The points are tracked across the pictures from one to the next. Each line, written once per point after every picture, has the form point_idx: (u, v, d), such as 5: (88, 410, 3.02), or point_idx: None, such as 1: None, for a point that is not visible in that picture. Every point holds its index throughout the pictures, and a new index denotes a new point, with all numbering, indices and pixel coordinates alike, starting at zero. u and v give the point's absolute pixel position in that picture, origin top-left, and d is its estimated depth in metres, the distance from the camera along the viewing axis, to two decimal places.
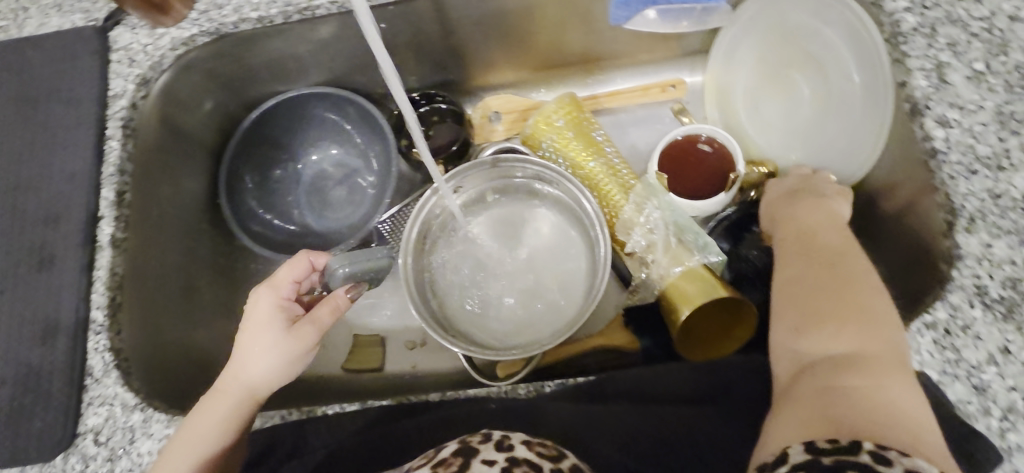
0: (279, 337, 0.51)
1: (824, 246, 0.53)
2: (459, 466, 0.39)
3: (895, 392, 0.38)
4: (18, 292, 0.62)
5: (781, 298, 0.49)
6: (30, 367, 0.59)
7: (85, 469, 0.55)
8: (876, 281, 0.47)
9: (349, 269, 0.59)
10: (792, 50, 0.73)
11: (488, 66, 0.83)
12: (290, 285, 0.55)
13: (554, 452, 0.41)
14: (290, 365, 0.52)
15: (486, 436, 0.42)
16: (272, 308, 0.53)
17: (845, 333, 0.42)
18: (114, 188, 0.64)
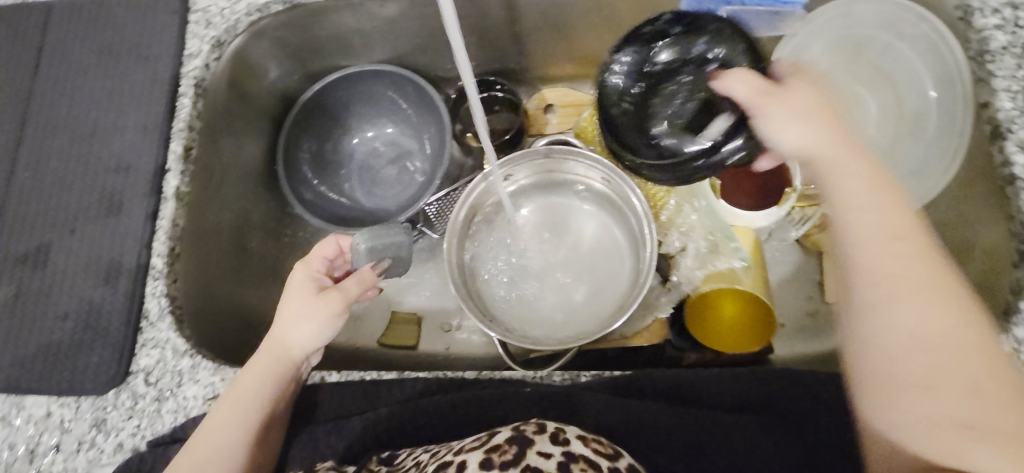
0: (310, 303, 0.53)
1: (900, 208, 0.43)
2: (514, 455, 0.40)
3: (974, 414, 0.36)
4: (86, 233, 0.65)
5: (881, 283, 0.41)
6: (90, 305, 0.62)
7: (134, 406, 0.58)
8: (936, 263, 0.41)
9: (369, 245, 0.61)
10: (858, 66, 0.69)
11: (550, 58, 0.83)
12: (322, 260, 0.58)
13: (609, 451, 0.42)
14: (324, 328, 0.53)
15: (540, 426, 0.43)
16: (304, 278, 0.56)
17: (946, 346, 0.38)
18: (182, 142, 0.67)
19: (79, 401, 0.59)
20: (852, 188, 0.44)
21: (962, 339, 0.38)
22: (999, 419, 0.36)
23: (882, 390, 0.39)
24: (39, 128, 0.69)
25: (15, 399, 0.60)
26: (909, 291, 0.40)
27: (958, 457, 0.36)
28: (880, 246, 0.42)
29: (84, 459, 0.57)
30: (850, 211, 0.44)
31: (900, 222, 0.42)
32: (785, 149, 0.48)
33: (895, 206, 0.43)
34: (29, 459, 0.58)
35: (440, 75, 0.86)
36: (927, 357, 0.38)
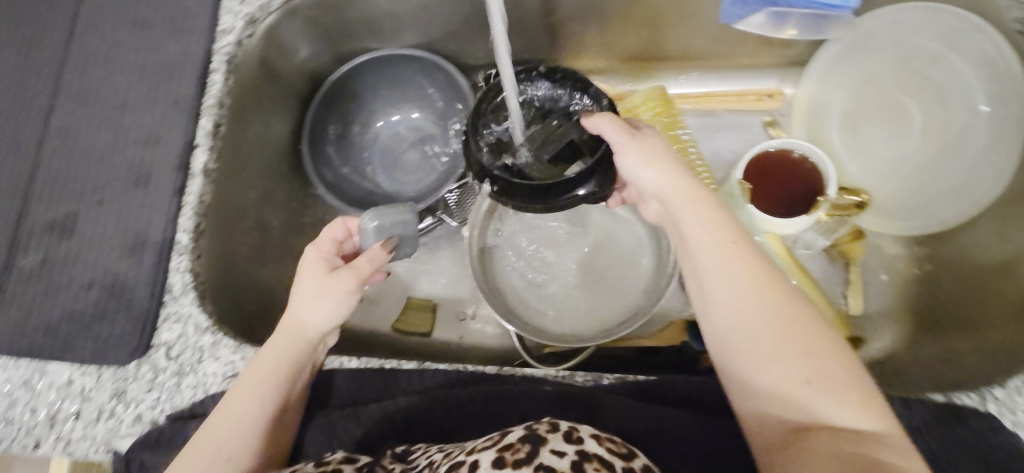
0: (322, 283, 0.53)
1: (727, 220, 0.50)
2: (527, 454, 0.38)
3: (823, 370, 0.43)
4: (113, 205, 0.65)
5: (728, 286, 0.48)
6: (114, 276, 0.62)
7: (154, 379, 0.58)
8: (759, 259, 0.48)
9: (379, 224, 0.60)
10: (906, 76, 0.70)
11: (581, 50, 0.81)
12: (331, 243, 0.57)
13: (623, 450, 0.40)
14: (339, 306, 0.53)
15: (553, 424, 0.40)
16: (316, 259, 0.55)
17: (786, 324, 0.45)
18: (212, 119, 0.66)
19: (101, 370, 0.59)
20: (695, 211, 0.51)
21: (790, 312, 0.45)
22: (830, 371, 0.43)
23: (745, 377, 0.45)
24: (69, 96, 0.69)
25: (38, 364, 0.61)
26: (747, 289, 0.47)
27: (807, 410, 0.43)
28: (721, 250, 0.49)
29: (103, 428, 0.57)
30: (694, 230, 0.51)
31: (731, 230, 0.50)
32: (645, 187, 0.54)
33: (730, 221, 0.51)
34: (50, 424, 0.58)
35: (469, 63, 0.84)
36: (771, 336, 0.45)
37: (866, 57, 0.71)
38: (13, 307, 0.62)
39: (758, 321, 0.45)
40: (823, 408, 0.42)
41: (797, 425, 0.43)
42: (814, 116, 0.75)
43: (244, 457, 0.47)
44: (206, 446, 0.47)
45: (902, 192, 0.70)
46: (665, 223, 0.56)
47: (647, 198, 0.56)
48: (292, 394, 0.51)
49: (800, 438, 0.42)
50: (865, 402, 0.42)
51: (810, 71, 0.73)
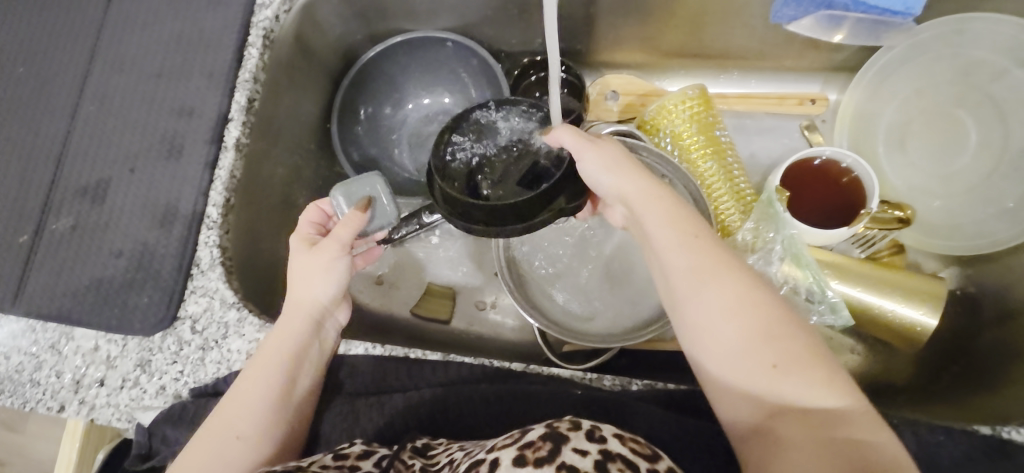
0: (306, 258, 0.54)
1: (688, 219, 0.49)
2: (549, 453, 0.35)
3: (795, 359, 0.41)
4: (144, 174, 0.65)
5: (688, 282, 0.46)
6: (142, 246, 0.62)
7: (179, 352, 0.59)
8: (725, 255, 0.46)
9: (346, 196, 0.58)
10: (964, 91, 0.68)
11: (619, 43, 0.78)
12: (308, 225, 0.58)
13: (648, 452, 0.37)
14: (336, 275, 0.54)
15: (574, 422, 0.37)
16: (299, 244, 0.56)
17: (756, 317, 0.43)
18: (246, 94, 0.66)
19: (126, 339, 0.60)
20: (655, 208, 0.50)
21: (752, 299, 0.44)
22: (795, 354, 0.42)
23: (714, 373, 0.44)
24: (105, 62, 0.69)
25: (65, 329, 0.61)
26: (707, 285, 0.45)
27: (777, 396, 0.41)
28: (682, 245, 0.47)
29: (127, 396, 0.58)
30: (654, 226, 0.49)
31: (689, 223, 0.49)
32: (608, 193, 0.52)
33: (689, 213, 0.50)
34: (75, 389, 0.59)
35: (503, 50, 0.82)
36: (733, 329, 0.43)
37: (919, 68, 0.70)
38: (43, 271, 0.63)
39: (720, 313, 0.44)
40: (790, 393, 0.41)
41: (767, 413, 0.41)
42: (860, 124, 0.74)
43: (257, 436, 0.48)
44: (219, 427, 0.48)
45: (948, 213, 0.68)
46: (631, 224, 0.54)
47: (610, 201, 0.54)
48: (300, 374, 0.52)
49: (774, 426, 0.41)
50: (831, 381, 0.41)
51: (859, 78, 0.72)
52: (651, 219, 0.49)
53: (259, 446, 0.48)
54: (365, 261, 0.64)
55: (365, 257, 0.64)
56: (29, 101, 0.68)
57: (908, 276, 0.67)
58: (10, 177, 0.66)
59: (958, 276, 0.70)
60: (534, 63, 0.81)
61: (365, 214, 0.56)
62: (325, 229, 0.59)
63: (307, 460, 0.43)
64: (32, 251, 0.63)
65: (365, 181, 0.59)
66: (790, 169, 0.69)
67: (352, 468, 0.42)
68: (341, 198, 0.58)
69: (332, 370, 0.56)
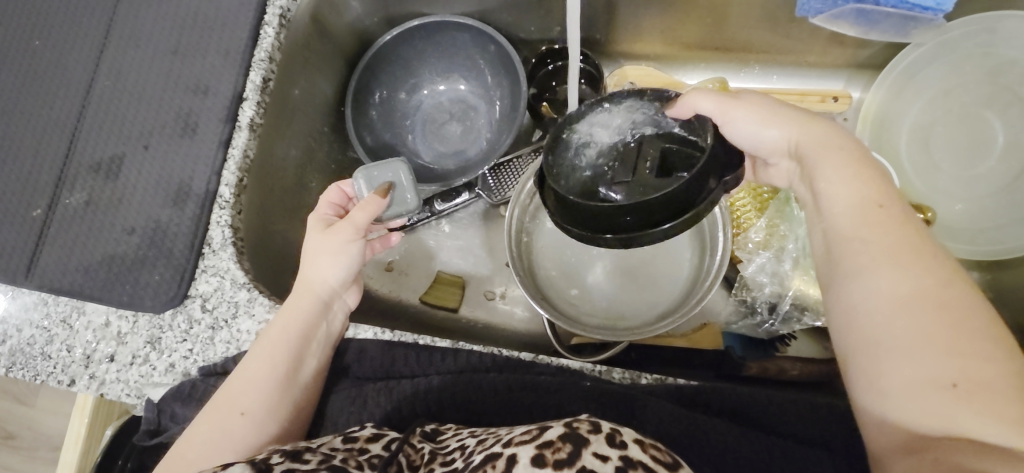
0: (320, 239, 0.54)
1: (881, 194, 0.45)
2: (569, 455, 0.35)
3: (981, 380, 0.36)
4: (159, 151, 0.64)
5: (861, 259, 0.43)
6: (156, 224, 0.62)
7: (189, 330, 0.59)
8: (920, 240, 0.42)
9: (366, 180, 0.59)
10: (991, 90, 0.66)
11: (638, 32, 0.77)
12: (330, 207, 0.57)
13: (669, 460, 0.36)
14: (346, 257, 0.54)
15: (594, 424, 0.37)
16: (317, 224, 0.56)
17: (941, 319, 0.39)
18: (261, 73, 0.65)
19: (137, 316, 0.60)
20: (834, 168, 0.47)
21: (939, 296, 0.40)
22: (984, 374, 0.36)
23: (865, 367, 0.41)
24: (122, 37, 0.68)
25: (76, 304, 0.61)
26: (884, 265, 0.42)
27: (943, 418, 0.37)
28: (857, 216, 0.45)
29: (136, 373, 0.59)
30: (828, 194, 0.46)
31: (875, 195, 0.45)
32: (771, 147, 0.50)
33: (880, 183, 0.46)
34: (85, 364, 0.59)
35: (520, 37, 0.81)
36: (905, 321, 0.39)
37: (946, 67, 0.68)
38: (56, 245, 0.63)
39: (897, 301, 0.40)
40: (969, 417, 0.36)
41: (929, 430, 0.37)
42: (881, 124, 0.72)
43: (261, 411, 0.48)
44: (222, 402, 0.49)
45: (967, 218, 0.67)
46: (799, 183, 0.51)
47: (772, 159, 0.52)
48: (307, 352, 0.52)
49: (932, 448, 0.37)
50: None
51: (884, 77, 0.70)
52: (826, 189, 0.47)
53: (263, 422, 0.48)
54: (381, 246, 0.64)
55: (382, 243, 0.63)
56: (44, 75, 0.68)
57: None
58: (25, 152, 0.66)
59: (976, 281, 0.69)
60: (551, 52, 0.81)
61: (386, 198, 0.57)
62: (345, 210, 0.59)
63: (316, 442, 0.43)
64: (45, 225, 0.63)
65: (387, 166, 0.60)
66: None
67: (362, 450, 0.42)
68: (363, 181, 0.59)
69: (339, 354, 0.56)
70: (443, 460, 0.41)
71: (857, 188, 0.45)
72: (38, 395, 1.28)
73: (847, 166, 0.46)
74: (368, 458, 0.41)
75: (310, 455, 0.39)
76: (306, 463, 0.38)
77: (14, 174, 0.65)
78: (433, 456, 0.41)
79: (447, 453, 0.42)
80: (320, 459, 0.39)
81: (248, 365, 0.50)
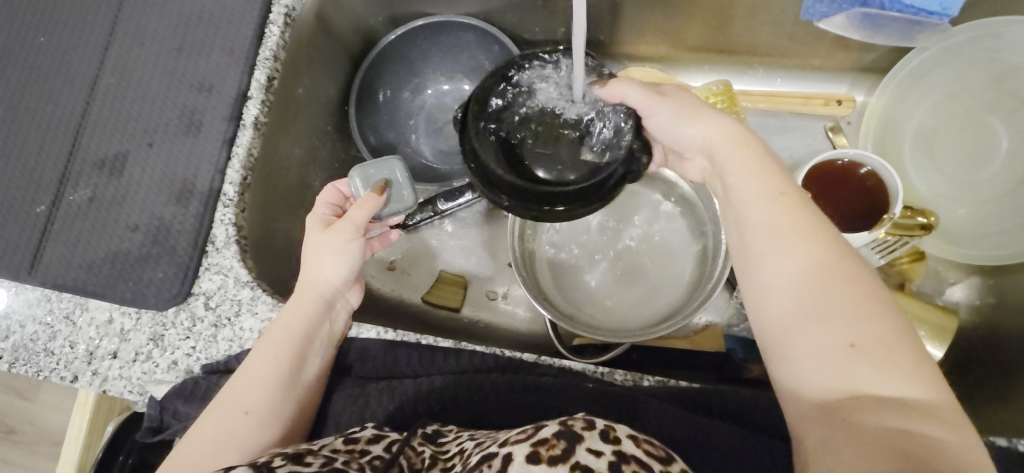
0: (320, 238, 0.54)
1: (780, 178, 0.48)
2: (563, 451, 0.35)
3: (876, 340, 0.40)
4: (162, 149, 0.64)
5: (767, 242, 0.46)
6: (159, 221, 0.62)
7: (192, 328, 0.59)
8: (815, 220, 0.46)
9: (363, 179, 0.58)
10: (996, 96, 0.66)
11: (643, 34, 0.77)
12: (326, 206, 0.57)
13: (662, 454, 0.36)
14: (347, 256, 0.54)
15: (588, 420, 0.37)
16: (314, 222, 0.56)
17: (842, 289, 0.42)
18: (266, 72, 0.65)
19: (140, 312, 0.60)
20: (740, 156, 0.50)
21: (837, 268, 0.43)
22: (876, 332, 0.40)
23: (776, 341, 0.44)
24: (127, 34, 0.68)
25: (79, 300, 0.62)
26: (788, 246, 0.45)
27: (849, 378, 0.40)
28: (765, 200, 0.47)
29: (139, 370, 0.59)
30: (738, 182, 0.49)
31: (778, 183, 0.48)
32: (687, 144, 0.54)
33: (778, 169, 0.49)
34: (88, 360, 0.60)
35: (525, 38, 0.81)
36: (808, 295, 0.43)
37: (950, 71, 0.68)
38: (60, 241, 0.63)
39: (802, 277, 0.43)
40: (868, 374, 0.39)
41: (836, 390, 0.40)
42: (885, 128, 0.72)
43: (263, 409, 0.49)
44: (225, 403, 0.49)
45: (969, 223, 0.68)
46: (710, 178, 0.54)
47: (688, 153, 0.55)
48: (310, 352, 0.52)
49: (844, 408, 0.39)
50: (913, 373, 0.39)
51: (887, 81, 0.71)
52: (734, 177, 0.49)
53: (265, 421, 0.48)
54: (381, 245, 0.65)
55: (382, 240, 0.64)
56: (49, 72, 0.68)
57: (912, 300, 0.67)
58: (29, 148, 0.66)
59: (978, 286, 0.70)
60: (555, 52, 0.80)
61: (383, 196, 0.56)
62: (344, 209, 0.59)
63: (317, 444, 0.43)
64: (49, 221, 0.64)
65: (384, 163, 0.59)
66: (813, 172, 0.69)
67: (363, 452, 0.42)
68: (359, 181, 0.58)
69: (341, 353, 0.56)
70: (444, 466, 0.41)
71: (761, 174, 0.48)
72: (39, 390, 1.28)
73: (750, 154, 0.50)
74: (369, 460, 0.41)
75: (312, 458, 0.39)
76: (308, 465, 0.38)
77: (19, 169, 0.65)
78: (433, 460, 0.41)
79: (447, 458, 0.42)
80: (322, 462, 0.39)
81: (251, 364, 0.50)
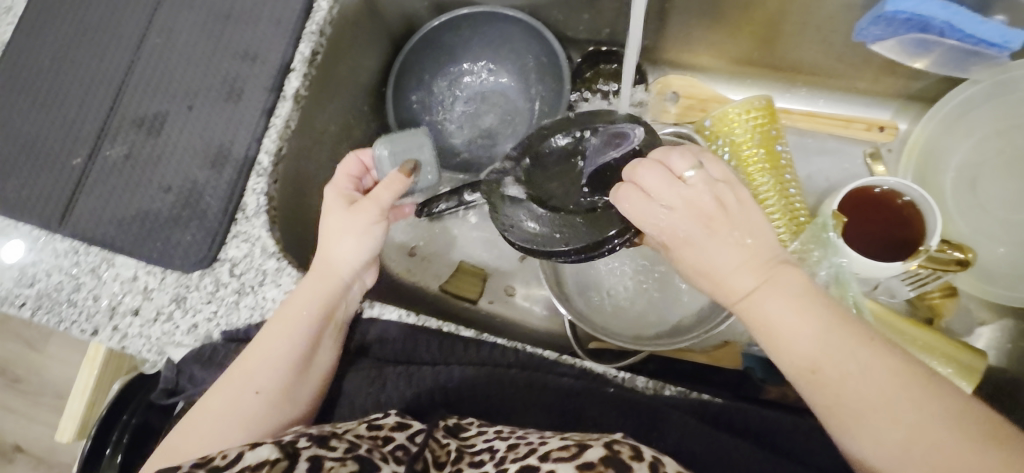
0: (343, 217, 0.53)
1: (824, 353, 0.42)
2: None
3: None
4: (202, 112, 0.64)
5: (830, 399, 0.42)
6: (192, 184, 0.62)
7: (215, 292, 0.59)
8: (872, 394, 0.41)
9: (391, 151, 0.57)
10: None
11: (688, 43, 0.76)
12: (347, 180, 0.56)
13: None
14: (366, 239, 0.53)
15: (636, 449, 0.37)
16: (335, 197, 0.55)
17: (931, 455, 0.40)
18: (310, 46, 0.65)
19: (165, 273, 0.60)
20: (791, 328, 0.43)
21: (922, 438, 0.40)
22: None
23: None
24: None
25: (106, 255, 0.62)
26: (849, 396, 0.42)
27: None
28: (811, 381, 0.43)
29: (159, 330, 0.59)
30: (795, 338, 0.43)
31: (831, 349, 0.42)
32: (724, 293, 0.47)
33: (823, 335, 0.43)
34: (110, 315, 0.60)
35: (568, 35, 0.81)
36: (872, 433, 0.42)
37: (1004, 107, 0.66)
38: (92, 196, 0.63)
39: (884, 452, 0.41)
40: None
41: None
42: (926, 159, 0.71)
43: (274, 391, 0.49)
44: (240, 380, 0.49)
45: (1010, 263, 0.66)
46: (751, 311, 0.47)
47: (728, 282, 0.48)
48: (325, 335, 0.52)
49: None
50: None
51: (933, 113, 0.69)
52: (780, 351, 0.44)
53: (274, 403, 0.49)
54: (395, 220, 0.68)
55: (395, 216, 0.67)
56: (98, 27, 0.68)
57: (943, 339, 0.64)
58: (70, 101, 0.66)
59: (1010, 328, 0.69)
60: (597, 54, 0.80)
61: (410, 178, 0.55)
62: (362, 182, 0.58)
63: (341, 427, 0.43)
64: (84, 174, 0.64)
65: (413, 139, 0.59)
66: (848, 198, 0.68)
67: (386, 439, 0.42)
68: (385, 152, 0.57)
69: (356, 330, 0.56)
70: (471, 461, 0.41)
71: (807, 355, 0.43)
72: (48, 343, 1.31)
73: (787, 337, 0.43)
74: (393, 450, 0.41)
75: (337, 442, 0.39)
76: (333, 450, 0.38)
77: (60, 122, 0.66)
78: (459, 455, 0.41)
79: (475, 453, 0.42)
80: (346, 447, 0.39)
81: (252, 359, 0.50)
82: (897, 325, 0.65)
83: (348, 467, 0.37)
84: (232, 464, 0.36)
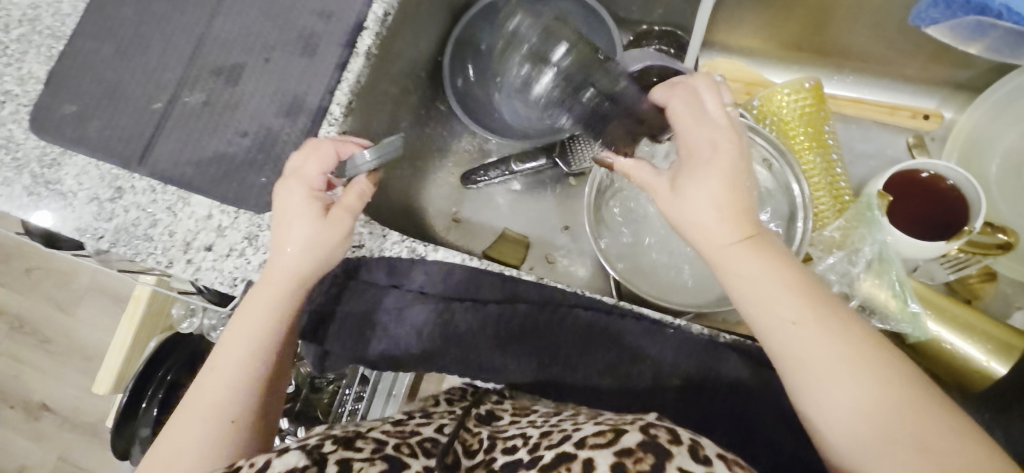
0: (315, 224, 0.52)
1: (792, 300, 0.45)
2: (652, 467, 0.36)
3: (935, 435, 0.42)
4: (278, 64, 0.67)
5: (792, 349, 0.45)
6: (268, 131, 0.66)
7: None
8: (837, 335, 0.44)
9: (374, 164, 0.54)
10: None
11: (739, 26, 0.79)
12: (318, 176, 0.54)
13: None
14: (332, 247, 0.53)
15: (675, 432, 0.38)
16: (305, 199, 0.53)
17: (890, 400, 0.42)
18: (383, 6, 0.68)
19: (239, 212, 0.64)
20: (767, 284, 0.46)
21: (879, 383, 0.43)
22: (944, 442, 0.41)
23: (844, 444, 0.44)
24: None
25: (182, 194, 0.65)
26: (811, 352, 0.44)
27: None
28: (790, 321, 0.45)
29: (231, 264, 0.62)
30: (769, 297, 0.46)
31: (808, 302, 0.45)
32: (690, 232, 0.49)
33: (791, 278, 0.46)
34: (184, 249, 0.63)
35: (621, 16, 0.85)
36: (830, 432, 0.43)
37: None
38: (170, 139, 0.67)
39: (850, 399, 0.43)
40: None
41: None
42: (972, 145, 0.73)
43: (247, 416, 0.50)
44: (205, 414, 0.49)
45: None
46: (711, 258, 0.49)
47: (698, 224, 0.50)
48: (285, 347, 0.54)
49: None
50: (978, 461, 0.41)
51: (982, 100, 0.71)
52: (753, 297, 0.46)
53: (249, 430, 0.50)
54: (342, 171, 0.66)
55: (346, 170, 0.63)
56: None
57: (986, 324, 0.66)
58: (152, 50, 0.70)
59: None
60: (646, 33, 0.83)
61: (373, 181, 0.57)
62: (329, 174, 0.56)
63: (365, 427, 0.45)
64: (163, 118, 0.68)
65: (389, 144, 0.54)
66: (894, 177, 0.70)
67: (414, 432, 0.44)
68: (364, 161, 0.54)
69: (417, 273, 0.56)
70: (502, 447, 0.42)
71: (776, 296, 0.46)
72: (78, 306, 1.39)
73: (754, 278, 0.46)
74: (421, 442, 0.43)
75: (363, 443, 0.41)
76: (360, 450, 0.40)
77: (140, 68, 0.70)
78: (491, 442, 0.43)
79: (507, 439, 0.43)
80: (373, 446, 0.41)
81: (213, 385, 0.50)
82: (942, 309, 0.66)
83: (376, 466, 0.39)
84: (261, 470, 0.38)
